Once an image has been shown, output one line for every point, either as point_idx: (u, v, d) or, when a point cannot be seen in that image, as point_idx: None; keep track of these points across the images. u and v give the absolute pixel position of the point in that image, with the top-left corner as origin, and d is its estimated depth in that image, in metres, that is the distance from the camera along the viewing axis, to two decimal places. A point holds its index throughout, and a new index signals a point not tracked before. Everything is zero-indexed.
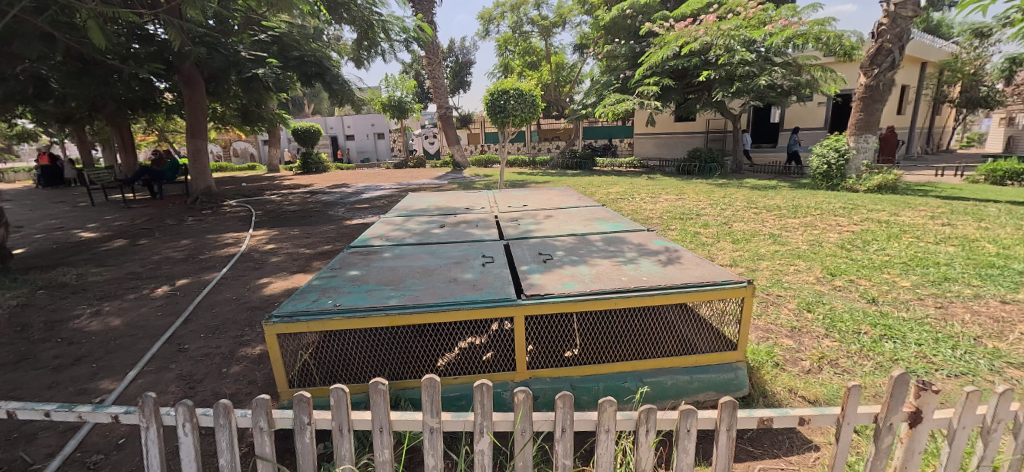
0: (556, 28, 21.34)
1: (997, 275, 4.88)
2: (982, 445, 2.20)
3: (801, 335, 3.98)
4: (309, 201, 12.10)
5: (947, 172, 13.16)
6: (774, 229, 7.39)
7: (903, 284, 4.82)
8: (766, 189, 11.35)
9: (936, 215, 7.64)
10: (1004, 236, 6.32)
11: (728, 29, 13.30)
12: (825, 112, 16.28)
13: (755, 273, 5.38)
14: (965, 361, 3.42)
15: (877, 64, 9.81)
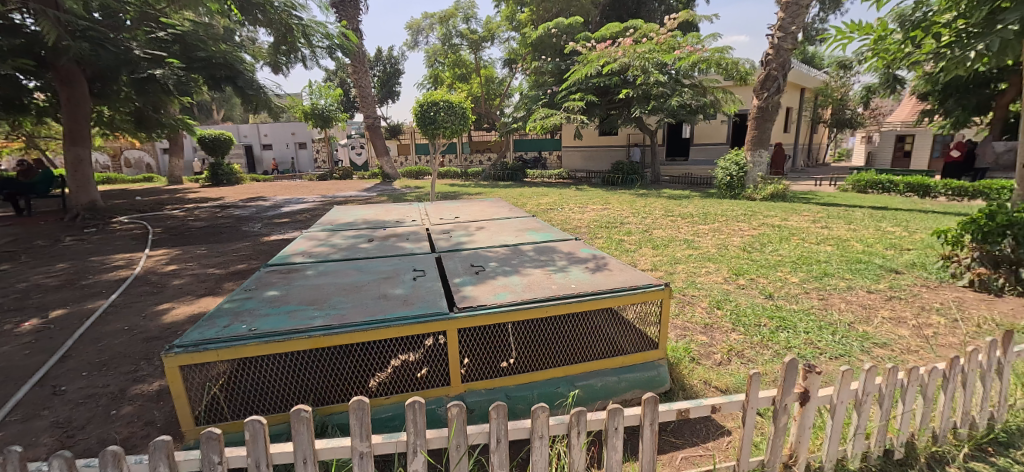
0: (484, 43, 21.59)
1: (864, 269, 5.51)
2: (856, 416, 2.46)
3: (712, 330, 4.23)
4: (219, 216, 11.14)
5: (826, 182, 14.79)
6: (688, 234, 7.88)
7: (793, 280, 5.31)
8: (679, 199, 12.11)
9: (817, 219, 8.55)
10: (868, 235, 7.19)
11: (642, 52, 14.35)
12: (726, 128, 17.76)
13: (672, 276, 5.67)
14: (842, 345, 3.81)
15: (766, 89, 10.88)
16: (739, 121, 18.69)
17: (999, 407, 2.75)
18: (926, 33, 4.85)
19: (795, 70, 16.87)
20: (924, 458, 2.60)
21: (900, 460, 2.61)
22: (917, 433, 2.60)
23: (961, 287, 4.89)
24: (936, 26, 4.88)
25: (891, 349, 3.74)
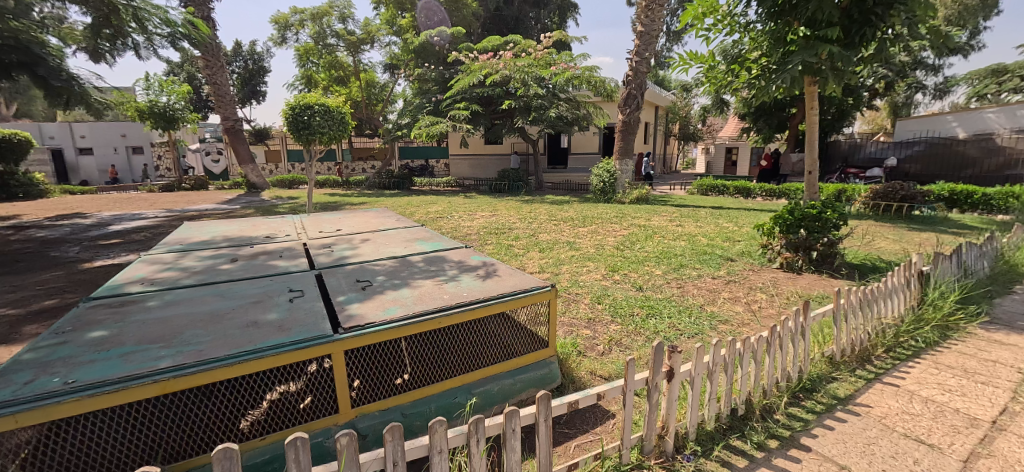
0: (364, 46, 20.88)
1: (710, 259, 6.43)
2: (709, 384, 2.90)
3: (595, 323, 4.64)
4: (20, 239, 9.16)
5: (679, 186, 16.77)
6: (569, 237, 8.49)
7: (656, 273, 6.01)
8: (561, 204, 12.92)
9: (673, 219, 9.75)
10: (711, 231, 8.40)
11: (522, 66, 15.06)
12: (598, 139, 19.35)
13: (558, 277, 6.06)
14: (696, 325, 4.44)
15: (627, 106, 12.11)
16: (608, 132, 20.45)
17: (802, 362, 3.43)
18: (742, 66, 5.94)
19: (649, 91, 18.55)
20: (759, 411, 3.14)
21: (742, 415, 3.11)
22: (752, 392, 3.13)
23: (776, 269, 5.92)
24: (748, 62, 5.84)
25: (730, 324, 4.45)
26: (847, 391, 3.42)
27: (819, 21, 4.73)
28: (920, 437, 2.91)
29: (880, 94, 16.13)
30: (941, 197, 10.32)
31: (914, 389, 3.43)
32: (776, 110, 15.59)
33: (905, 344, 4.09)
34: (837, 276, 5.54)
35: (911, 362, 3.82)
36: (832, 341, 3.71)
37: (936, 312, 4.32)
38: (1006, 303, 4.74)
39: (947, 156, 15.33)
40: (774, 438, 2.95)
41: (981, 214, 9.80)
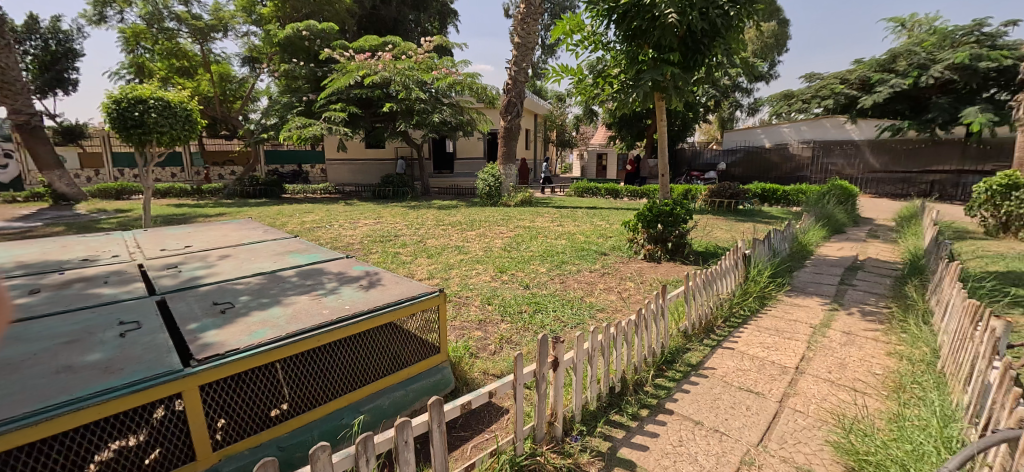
0: (215, 34, 17.57)
1: (587, 255, 7.20)
2: (591, 367, 3.12)
3: (486, 324, 4.93)
4: None
5: (557, 190, 17.98)
6: (458, 241, 8.80)
7: (541, 271, 6.59)
8: (448, 209, 13.16)
9: (555, 219, 10.59)
10: (587, 229, 9.28)
11: (402, 68, 15.07)
12: (481, 145, 19.94)
13: (448, 282, 6.28)
14: (577, 315, 5.02)
15: (510, 113, 12.77)
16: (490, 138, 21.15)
17: (664, 338, 3.83)
18: (605, 80, 6.76)
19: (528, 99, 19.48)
20: (632, 386, 3.44)
21: (618, 392, 3.39)
22: (626, 370, 3.43)
23: (641, 259, 6.79)
24: (609, 77, 6.66)
25: (606, 311, 5.12)
26: (698, 358, 3.92)
27: (663, 45, 5.60)
28: (752, 387, 3.46)
29: (713, 110, 19.12)
30: (758, 194, 12.61)
31: (747, 350, 4.04)
32: (635, 120, 17.77)
33: (735, 315, 4.78)
34: (687, 262, 6.60)
35: (743, 328, 4.49)
36: (684, 317, 4.14)
37: (758, 284, 5.17)
38: (802, 275, 6.10)
39: (760, 162, 18.90)
40: (644, 407, 3.28)
41: (785, 207, 12.25)
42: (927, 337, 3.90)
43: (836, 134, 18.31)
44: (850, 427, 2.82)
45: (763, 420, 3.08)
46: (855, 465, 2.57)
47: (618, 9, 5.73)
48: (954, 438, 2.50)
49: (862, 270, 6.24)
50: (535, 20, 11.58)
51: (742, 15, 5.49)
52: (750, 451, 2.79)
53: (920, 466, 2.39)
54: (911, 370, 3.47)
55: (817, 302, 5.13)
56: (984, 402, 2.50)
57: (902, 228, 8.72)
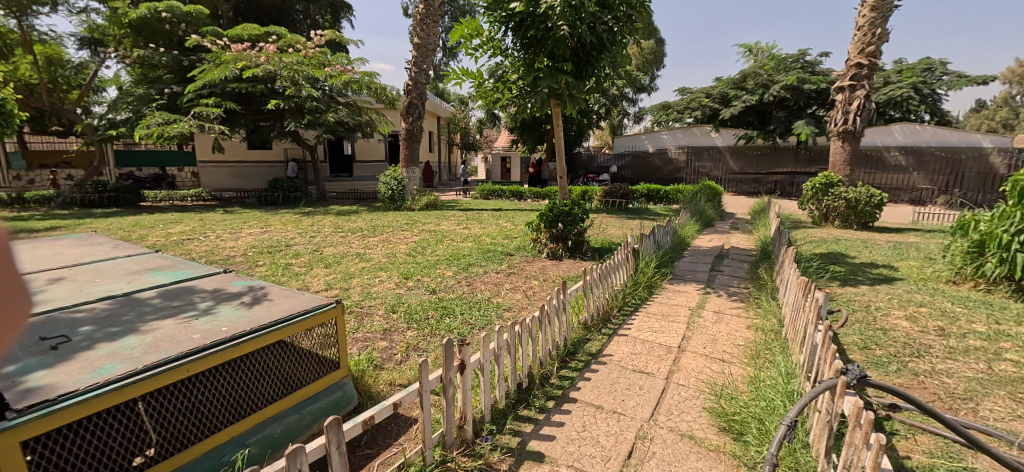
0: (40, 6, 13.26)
1: (498, 257, 7.07)
2: (499, 367, 2.88)
3: (393, 333, 4.38)
4: None
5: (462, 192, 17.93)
6: (358, 248, 8.40)
7: (449, 274, 6.28)
8: (347, 215, 12.51)
9: (461, 222, 10.59)
10: (493, 232, 9.30)
11: (291, 63, 14.07)
12: (383, 147, 19.23)
13: (348, 291, 5.59)
14: (486, 317, 4.70)
15: (411, 114, 12.69)
16: (391, 140, 20.65)
17: (566, 331, 3.73)
18: (506, 85, 6.97)
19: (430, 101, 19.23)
20: (537, 380, 3.25)
21: (525, 388, 3.17)
22: (532, 365, 3.22)
23: (544, 258, 7.00)
24: (508, 82, 6.89)
25: (513, 310, 4.90)
26: (597, 347, 3.92)
27: (556, 55, 6.00)
28: (644, 368, 3.54)
29: (605, 118, 20.49)
30: (644, 194, 13.91)
31: (639, 335, 4.22)
32: (534, 125, 18.54)
33: (628, 303, 5.21)
34: (586, 258, 7.02)
35: (634, 315, 4.82)
36: (583, 309, 4.15)
37: (646, 275, 5.73)
38: (681, 264, 6.94)
39: (645, 165, 20.80)
40: (551, 399, 3.10)
41: (667, 205, 13.63)
42: (773, 309, 4.75)
43: (702, 140, 20.99)
44: (719, 394, 3.07)
45: (653, 396, 3.15)
46: (727, 426, 2.78)
47: (516, 17, 6.02)
48: (794, 390, 2.88)
49: (726, 257, 7.30)
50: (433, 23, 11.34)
51: (623, 33, 6.11)
52: (643, 426, 2.82)
53: (772, 416, 2.70)
54: (763, 340, 4.08)
55: (693, 287, 5.88)
56: (814, 357, 2.96)
57: (756, 221, 10.21)
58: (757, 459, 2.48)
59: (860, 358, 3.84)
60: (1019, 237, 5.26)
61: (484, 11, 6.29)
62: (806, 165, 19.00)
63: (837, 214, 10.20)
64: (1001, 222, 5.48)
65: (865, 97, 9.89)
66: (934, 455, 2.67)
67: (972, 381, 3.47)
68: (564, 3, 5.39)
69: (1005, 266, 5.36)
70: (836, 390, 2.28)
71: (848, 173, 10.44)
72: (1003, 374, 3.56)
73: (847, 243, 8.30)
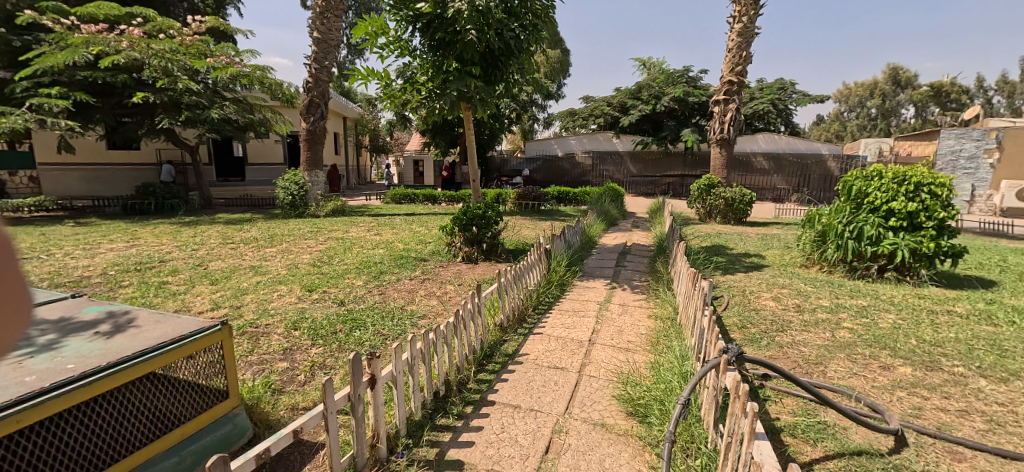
0: None
1: (407, 263, 6.11)
2: (412, 378, 2.78)
3: (293, 353, 3.36)
4: None
5: (373, 196, 17.17)
6: (240, 249, 6.77)
7: (357, 284, 5.02)
8: (240, 222, 9.68)
9: (371, 228, 9.25)
10: (407, 236, 8.42)
11: (161, 49, 10.28)
12: (281, 148, 16.68)
13: (239, 311, 4.06)
14: (399, 326, 3.89)
15: (312, 114, 10.70)
16: (290, 140, 17.93)
17: (482, 334, 3.81)
18: (415, 87, 6.85)
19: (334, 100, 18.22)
20: (456, 387, 3.25)
21: (443, 395, 3.16)
22: (449, 371, 3.22)
23: (460, 262, 6.73)
24: (418, 84, 6.78)
25: (429, 317, 4.13)
26: (514, 347, 4.07)
27: (465, 58, 6.04)
28: (558, 364, 3.73)
29: (516, 122, 20.87)
30: (555, 196, 14.45)
31: (553, 332, 4.44)
32: (447, 128, 18.55)
33: (542, 301, 5.43)
34: (501, 261, 6.86)
35: (549, 313, 5.06)
36: (500, 311, 4.33)
37: (558, 273, 6.03)
38: (590, 262, 7.36)
39: (555, 168, 21.64)
40: (469, 404, 3.13)
41: (576, 206, 14.32)
42: (669, 299, 5.23)
43: (605, 145, 22.52)
44: (625, 382, 3.34)
45: (567, 390, 3.32)
46: (633, 411, 3.04)
47: (423, 18, 6.00)
48: (687, 372, 3.21)
49: (629, 253, 7.89)
50: (338, 16, 10.26)
51: (529, 41, 6.35)
52: (559, 420, 2.97)
53: (670, 397, 3.00)
54: (662, 327, 4.50)
55: (601, 282, 6.29)
56: (701, 340, 3.33)
57: (653, 219, 11.07)
58: (658, 438, 2.76)
59: (739, 336, 4.39)
60: (848, 228, 6.35)
61: (390, 10, 6.19)
62: (691, 168, 21.10)
63: (718, 212, 11.41)
64: (836, 215, 6.56)
65: (736, 110, 11.34)
66: (797, 414, 3.13)
67: (822, 347, 4.14)
68: (471, 7, 5.46)
69: (840, 251, 6.44)
70: (718, 368, 2.63)
71: (725, 175, 11.75)
72: (842, 340, 4.30)
73: (728, 237, 9.34)
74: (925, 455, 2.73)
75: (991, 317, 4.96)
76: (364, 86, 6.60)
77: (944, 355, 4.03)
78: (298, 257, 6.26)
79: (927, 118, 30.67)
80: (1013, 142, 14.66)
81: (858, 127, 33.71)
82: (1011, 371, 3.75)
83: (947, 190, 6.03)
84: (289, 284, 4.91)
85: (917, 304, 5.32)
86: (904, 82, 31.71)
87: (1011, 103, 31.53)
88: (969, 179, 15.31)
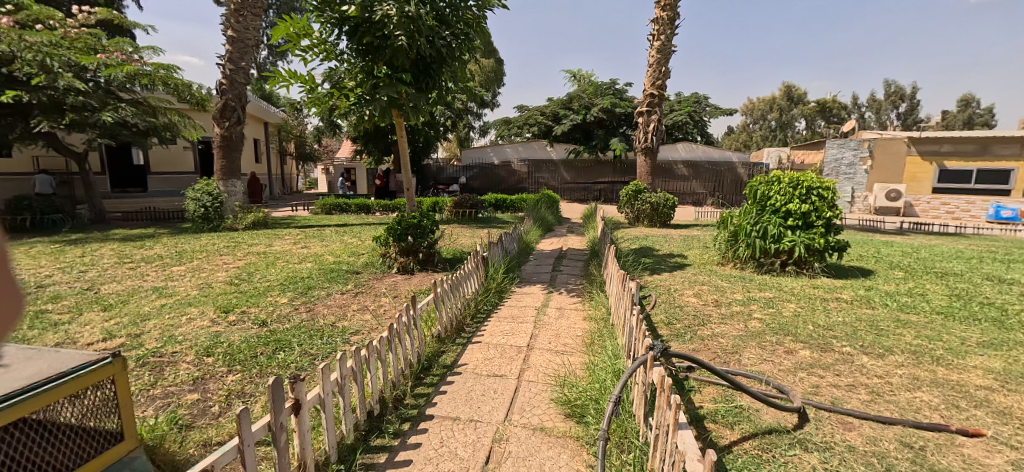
0: None
1: (337, 277, 5.80)
2: (341, 399, 2.59)
3: (205, 382, 3.03)
4: None
5: (299, 207, 16.24)
6: (141, 269, 6.11)
7: (281, 302, 4.68)
8: (140, 239, 8.76)
9: (298, 241, 8.72)
10: (336, 249, 8.00)
11: (37, 43, 8.89)
12: (191, 156, 15.56)
13: (139, 339, 3.62)
14: (328, 344, 3.65)
15: (227, 118, 9.90)
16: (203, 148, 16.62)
17: (419, 347, 3.68)
18: (343, 93, 6.55)
19: (253, 103, 16.96)
20: (391, 404, 3.09)
21: (378, 414, 2.98)
22: (383, 388, 3.05)
23: (395, 273, 6.48)
24: (346, 90, 6.48)
25: (362, 333, 3.91)
26: (452, 358, 3.95)
27: (395, 65, 5.90)
28: (496, 372, 3.67)
29: (451, 129, 20.71)
30: (492, 203, 14.41)
31: (492, 340, 4.37)
32: (380, 135, 17.99)
33: (480, 309, 5.34)
34: (438, 270, 6.69)
35: (487, 321, 4.98)
36: (437, 322, 4.19)
37: (496, 281, 5.98)
38: (527, 268, 7.38)
39: (492, 176, 21.65)
40: (405, 421, 2.97)
41: (513, 213, 14.40)
42: (603, 300, 5.34)
43: (540, 154, 22.83)
44: (562, 384, 3.34)
45: (507, 398, 3.26)
46: (571, 412, 3.04)
47: (350, 22, 5.75)
48: (619, 369, 3.23)
49: (564, 257, 8.05)
50: (255, 14, 9.70)
51: (462, 49, 6.31)
52: (498, 428, 2.90)
53: (605, 395, 3.02)
54: (596, 328, 4.58)
55: (538, 287, 6.32)
56: (631, 339, 3.40)
57: (587, 224, 11.36)
58: (594, 436, 2.77)
59: (666, 332, 4.56)
60: (755, 228, 6.86)
61: (314, 11, 5.89)
62: (621, 175, 22.02)
63: (645, 216, 11.90)
64: (744, 217, 7.07)
65: (658, 121, 11.94)
66: (717, 401, 3.27)
67: (736, 338, 4.40)
68: (401, 13, 5.36)
69: (749, 248, 6.94)
70: (647, 363, 2.68)
71: (650, 181, 12.30)
72: (753, 329, 4.60)
73: (653, 239, 9.80)
74: (823, 428, 2.96)
75: (870, 301, 5.58)
76: (287, 90, 6.21)
77: (834, 337, 4.44)
78: (212, 275, 5.74)
79: (815, 131, 34.22)
80: (882, 152, 16.56)
81: (762, 138, 36.83)
82: (886, 347, 4.20)
83: (832, 193, 6.66)
84: (200, 306, 4.46)
85: (813, 293, 5.84)
86: (796, 99, 35.08)
87: (879, 119, 35.99)
88: (849, 183, 17.30)
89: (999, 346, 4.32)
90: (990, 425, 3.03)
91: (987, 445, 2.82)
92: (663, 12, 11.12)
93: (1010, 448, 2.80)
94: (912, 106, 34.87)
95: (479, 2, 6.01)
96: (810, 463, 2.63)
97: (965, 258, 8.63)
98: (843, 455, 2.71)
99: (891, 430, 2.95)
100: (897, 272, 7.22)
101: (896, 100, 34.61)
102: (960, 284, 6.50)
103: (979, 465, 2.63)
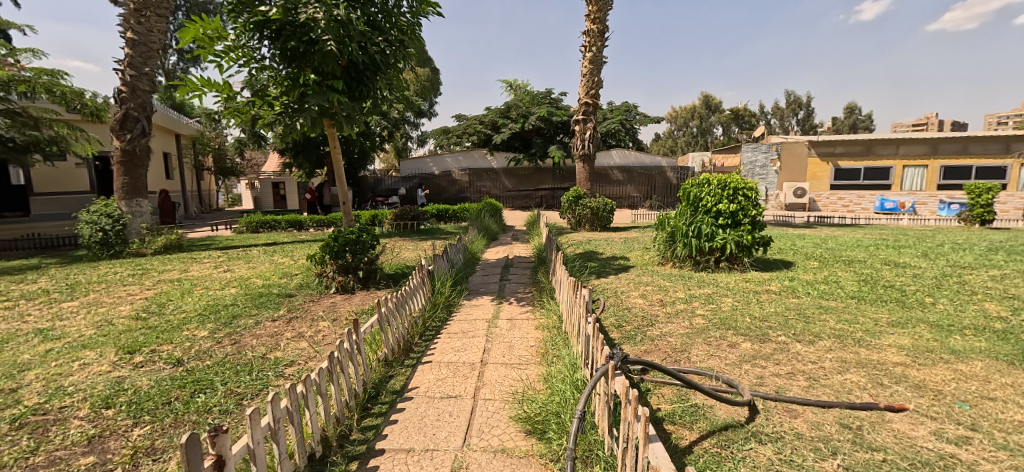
0: None
1: (266, 301, 5.28)
2: (275, 446, 2.24)
3: (103, 441, 2.57)
4: None
5: (220, 226, 15.00)
6: (17, 309, 5.17)
7: (201, 336, 4.14)
8: (20, 271, 7.60)
9: (218, 265, 7.93)
10: (263, 271, 7.33)
11: None
12: (86, 174, 13.97)
13: (15, 396, 3.03)
14: (258, 379, 3.26)
15: (127, 130, 8.87)
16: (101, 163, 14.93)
17: (364, 374, 3.37)
18: (264, 101, 6.01)
19: (160, 112, 15.41)
20: (335, 442, 2.77)
21: (321, 456, 2.66)
22: (325, 426, 2.73)
23: (333, 293, 6.02)
24: (269, 98, 5.97)
25: (299, 363, 3.55)
26: (400, 382, 3.65)
27: (323, 72, 5.47)
28: (450, 393, 3.44)
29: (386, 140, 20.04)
30: (434, 214, 14.06)
31: (442, 358, 4.13)
32: (311, 146, 17.08)
33: (429, 327, 5.06)
34: (380, 287, 6.29)
35: (437, 338, 4.71)
36: (383, 345, 3.89)
37: (443, 295, 5.72)
38: (474, 279, 7.15)
39: (431, 186, 21.19)
40: (353, 460, 2.67)
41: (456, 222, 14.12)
42: (554, 308, 5.24)
43: (480, 163, 22.68)
44: (521, 400, 3.17)
45: (463, 420, 3.04)
46: (532, 429, 2.88)
47: (272, 25, 5.30)
48: (578, 380, 3.12)
49: (511, 266, 7.91)
50: (159, 15, 8.82)
51: (397, 57, 6.03)
52: (457, 455, 2.68)
53: (566, 408, 2.89)
54: (549, 337, 4.47)
55: (487, 299, 6.10)
56: (587, 348, 3.30)
57: (530, 231, 11.33)
58: (560, 453, 2.63)
59: (617, 335, 4.56)
60: (690, 228, 7.12)
61: (229, 14, 5.39)
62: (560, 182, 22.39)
63: (585, 220, 12.07)
64: (680, 218, 7.29)
65: (593, 128, 12.18)
66: (673, 401, 3.26)
67: (683, 336, 4.46)
68: (329, 17, 5.02)
69: (686, 248, 7.18)
70: (608, 374, 2.56)
71: (589, 187, 12.49)
72: (697, 326, 4.70)
73: (594, 243, 9.91)
74: (773, 418, 3.01)
75: (795, 291, 5.91)
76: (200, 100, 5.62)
77: (770, 327, 4.63)
78: (112, 310, 5.03)
79: (730, 136, 36.81)
80: (788, 154, 18.03)
81: (685, 143, 38.97)
82: (815, 333, 4.43)
83: (755, 192, 7.03)
84: (98, 348, 3.85)
85: (745, 287, 6.11)
86: (713, 107, 37.54)
87: (783, 125, 39.33)
88: (763, 182, 18.71)
89: (905, 324, 4.70)
90: (911, 399, 3.23)
91: (911, 418, 2.99)
92: (593, 25, 11.46)
93: (931, 419, 2.98)
94: (809, 114, 38.51)
95: (412, 8, 5.80)
96: (765, 456, 2.65)
97: (864, 246, 9.48)
98: (793, 443, 2.75)
99: (830, 413, 3.05)
100: (812, 262, 7.77)
101: (796, 108, 38.08)
102: (865, 270, 7.08)
103: (908, 439, 2.77)
